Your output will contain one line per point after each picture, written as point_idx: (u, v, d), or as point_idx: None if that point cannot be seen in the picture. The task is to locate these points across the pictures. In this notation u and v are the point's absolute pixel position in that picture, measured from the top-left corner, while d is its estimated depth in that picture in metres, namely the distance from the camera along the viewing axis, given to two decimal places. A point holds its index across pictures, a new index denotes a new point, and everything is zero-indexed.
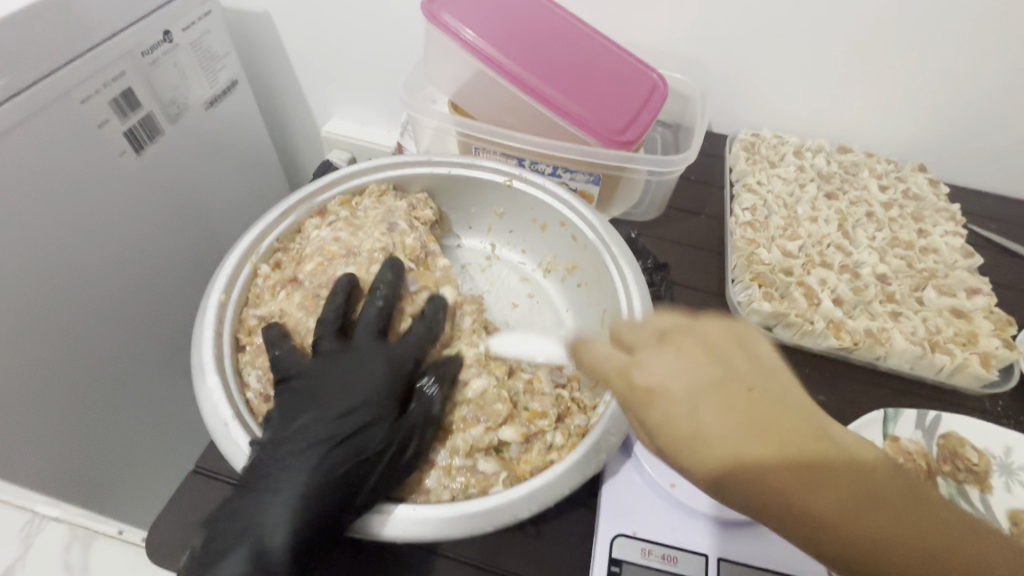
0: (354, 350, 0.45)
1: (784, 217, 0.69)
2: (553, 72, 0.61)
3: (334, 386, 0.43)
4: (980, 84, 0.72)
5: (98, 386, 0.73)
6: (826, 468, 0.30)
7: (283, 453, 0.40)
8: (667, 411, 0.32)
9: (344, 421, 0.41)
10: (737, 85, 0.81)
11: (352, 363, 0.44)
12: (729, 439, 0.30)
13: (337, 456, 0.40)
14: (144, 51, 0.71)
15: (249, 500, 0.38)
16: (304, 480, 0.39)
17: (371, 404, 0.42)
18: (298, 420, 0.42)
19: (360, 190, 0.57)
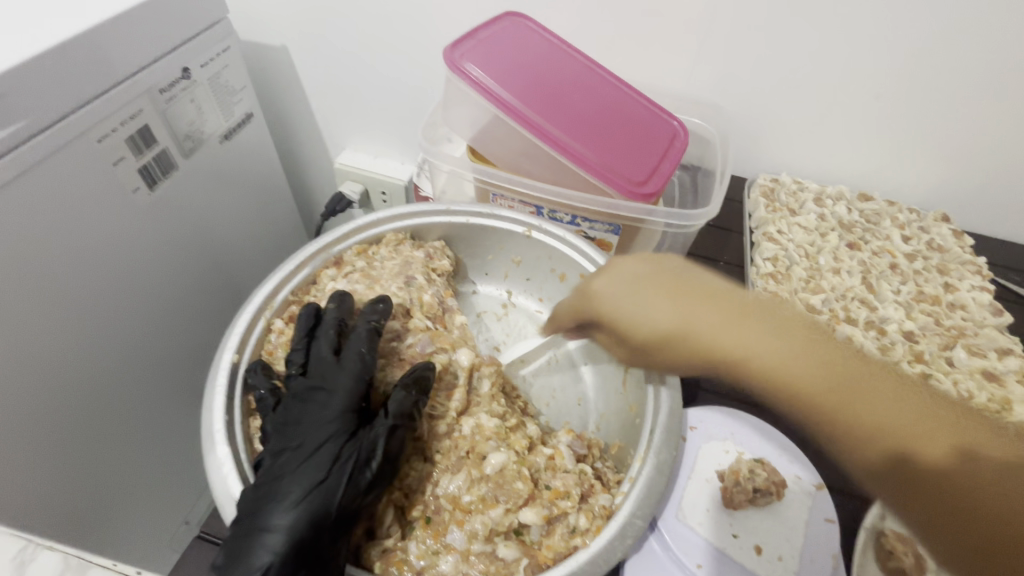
0: (317, 365, 0.43)
1: (806, 268, 0.67)
2: (573, 122, 0.60)
3: (302, 410, 0.40)
4: (1005, 137, 0.71)
5: (105, 424, 0.71)
6: (747, 322, 0.41)
7: (261, 486, 0.37)
8: (606, 311, 0.46)
9: (309, 441, 0.38)
10: (756, 131, 0.80)
11: (313, 382, 0.42)
12: (664, 316, 0.42)
13: (298, 477, 0.37)
14: (162, 88, 0.70)
15: (236, 547, 0.35)
16: (278, 512, 0.35)
17: (333, 417, 0.39)
18: (278, 454, 0.39)
19: (377, 238, 0.56)
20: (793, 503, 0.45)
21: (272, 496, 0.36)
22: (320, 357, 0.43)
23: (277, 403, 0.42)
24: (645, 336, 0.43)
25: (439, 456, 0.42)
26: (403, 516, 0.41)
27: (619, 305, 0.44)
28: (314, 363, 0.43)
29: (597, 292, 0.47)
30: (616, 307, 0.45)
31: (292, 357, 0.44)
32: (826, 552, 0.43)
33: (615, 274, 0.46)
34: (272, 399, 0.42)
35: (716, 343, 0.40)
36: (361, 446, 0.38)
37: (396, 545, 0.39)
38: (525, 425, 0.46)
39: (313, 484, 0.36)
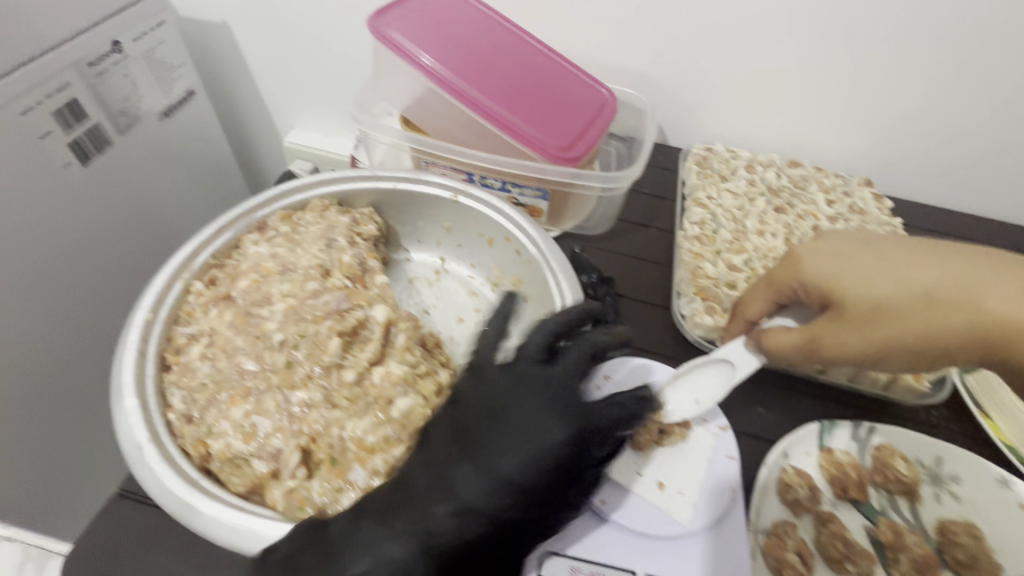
0: (542, 390, 0.41)
1: (732, 231, 0.69)
2: (499, 90, 0.61)
3: (456, 447, 0.38)
4: (916, 102, 0.75)
5: (49, 401, 0.71)
6: (960, 268, 0.44)
7: (368, 523, 0.36)
8: (830, 274, 0.47)
9: (451, 490, 0.37)
10: (688, 102, 0.82)
11: (523, 417, 0.39)
12: (917, 269, 0.45)
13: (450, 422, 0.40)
14: (90, 61, 0.69)
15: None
16: (379, 559, 0.35)
17: (494, 469, 0.37)
18: (404, 485, 0.37)
19: (302, 205, 0.57)
20: (697, 443, 0.48)
21: (387, 540, 0.35)
22: (531, 378, 0.41)
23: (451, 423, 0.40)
24: (885, 295, 0.44)
25: (345, 403, 0.41)
26: (310, 459, 0.40)
27: (844, 268, 0.47)
28: (538, 388, 0.41)
29: (804, 261, 0.49)
30: (844, 271, 0.47)
31: (511, 374, 0.42)
32: (725, 486, 0.45)
33: (817, 244, 0.51)
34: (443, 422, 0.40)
35: (957, 289, 0.43)
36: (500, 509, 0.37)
37: (299, 485, 0.38)
38: (438, 372, 0.46)
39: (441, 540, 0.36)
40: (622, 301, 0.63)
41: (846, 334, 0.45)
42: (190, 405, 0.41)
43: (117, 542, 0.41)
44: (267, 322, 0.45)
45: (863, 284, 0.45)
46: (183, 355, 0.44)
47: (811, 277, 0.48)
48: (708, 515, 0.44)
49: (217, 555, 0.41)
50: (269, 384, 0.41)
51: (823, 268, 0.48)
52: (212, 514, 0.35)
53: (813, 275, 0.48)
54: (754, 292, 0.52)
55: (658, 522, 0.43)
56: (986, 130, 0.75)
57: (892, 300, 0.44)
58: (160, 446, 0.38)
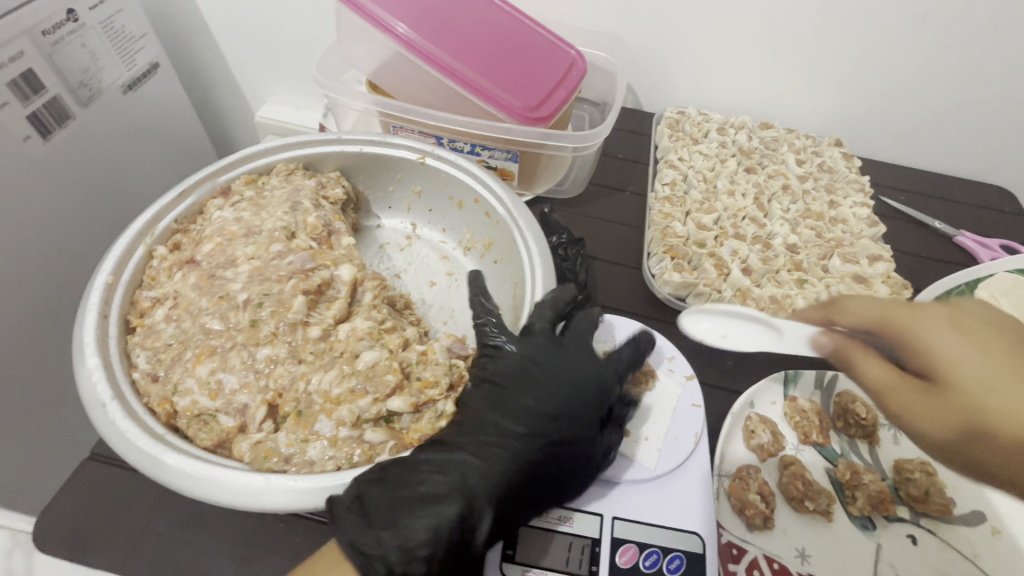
0: (562, 343, 0.48)
1: (702, 191, 0.70)
2: (465, 50, 0.61)
3: (505, 395, 0.44)
4: (884, 61, 0.75)
5: (30, 380, 0.69)
6: None
7: (436, 461, 0.39)
8: (955, 355, 0.36)
9: (513, 425, 0.42)
10: (659, 64, 0.82)
11: (557, 364, 0.46)
12: None
13: (483, 387, 0.44)
14: (45, 30, 0.66)
15: (374, 517, 0.36)
16: (457, 489, 0.38)
17: (550, 406, 0.44)
18: (465, 427, 0.42)
19: (267, 169, 0.57)
20: (662, 391, 0.49)
21: (460, 472, 0.39)
22: (546, 337, 0.48)
23: (487, 382, 0.44)
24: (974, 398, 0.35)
25: (311, 356, 0.43)
26: (276, 413, 0.41)
27: (955, 352, 0.36)
28: (555, 345, 0.48)
29: (928, 323, 0.38)
30: (954, 354, 0.36)
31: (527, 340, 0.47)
32: (689, 431, 0.47)
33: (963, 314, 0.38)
34: (480, 383, 0.45)
35: None
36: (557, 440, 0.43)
37: (265, 437, 0.40)
38: (404, 328, 0.48)
39: (511, 470, 0.40)
40: (593, 263, 0.64)
41: (909, 402, 0.39)
42: (155, 365, 0.42)
43: (89, 502, 0.41)
44: (231, 283, 0.46)
45: (954, 376, 0.36)
46: (148, 318, 0.45)
47: (926, 344, 0.37)
48: (672, 460, 0.45)
49: (189, 511, 0.41)
50: (234, 342, 0.43)
51: (935, 344, 0.37)
52: (177, 465, 0.36)
53: (923, 342, 0.38)
54: (872, 306, 0.43)
55: (622, 466, 0.45)
56: (954, 88, 0.76)
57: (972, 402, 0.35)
58: (124, 404, 0.38)
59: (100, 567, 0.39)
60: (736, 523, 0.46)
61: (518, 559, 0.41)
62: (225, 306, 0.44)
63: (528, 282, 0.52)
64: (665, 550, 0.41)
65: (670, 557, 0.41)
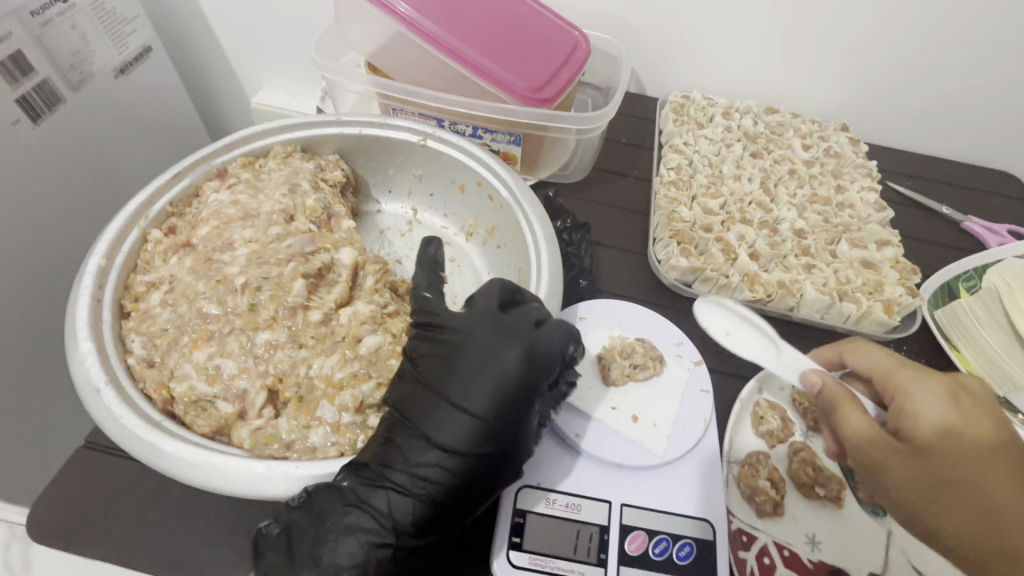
0: (495, 330, 0.40)
1: (708, 176, 0.69)
2: (467, 29, 0.59)
3: (424, 399, 0.38)
4: (894, 44, 0.73)
5: (24, 368, 0.68)
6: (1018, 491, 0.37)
7: (357, 493, 0.35)
8: (932, 413, 0.39)
9: (428, 442, 0.37)
10: (663, 45, 0.80)
11: (481, 358, 0.39)
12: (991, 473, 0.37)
13: (410, 386, 0.39)
14: (32, 10, 0.64)
15: (297, 556, 0.34)
16: (373, 522, 0.35)
17: (463, 407, 0.37)
18: (391, 441, 0.37)
19: (264, 152, 0.55)
20: (671, 376, 0.48)
21: (382, 508, 0.35)
22: (479, 320, 0.41)
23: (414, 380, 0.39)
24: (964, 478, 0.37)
25: (312, 341, 0.42)
26: (277, 399, 0.40)
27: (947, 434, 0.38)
28: (487, 331, 0.40)
29: (916, 387, 0.40)
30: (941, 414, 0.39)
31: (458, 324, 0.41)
32: (698, 417, 0.46)
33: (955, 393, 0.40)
34: (408, 381, 0.39)
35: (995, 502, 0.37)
36: (484, 453, 0.37)
37: (266, 423, 0.39)
38: (407, 313, 0.47)
39: (428, 492, 0.36)
40: (598, 249, 0.62)
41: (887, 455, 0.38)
42: (151, 350, 0.41)
43: (83, 491, 0.40)
44: (228, 267, 0.44)
45: (943, 444, 0.38)
46: (143, 302, 0.44)
47: (910, 401, 0.40)
48: (681, 446, 0.44)
49: (187, 500, 0.40)
50: (233, 327, 0.41)
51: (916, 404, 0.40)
52: (175, 452, 0.35)
53: (917, 408, 0.39)
54: (880, 357, 0.43)
55: (631, 453, 0.44)
56: (964, 72, 0.74)
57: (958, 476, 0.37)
58: (119, 390, 0.37)
59: (95, 556, 0.38)
60: (746, 510, 0.45)
61: (525, 548, 0.40)
62: (223, 289, 0.43)
63: (533, 266, 0.50)
64: (675, 537, 0.41)
65: (680, 544, 0.40)
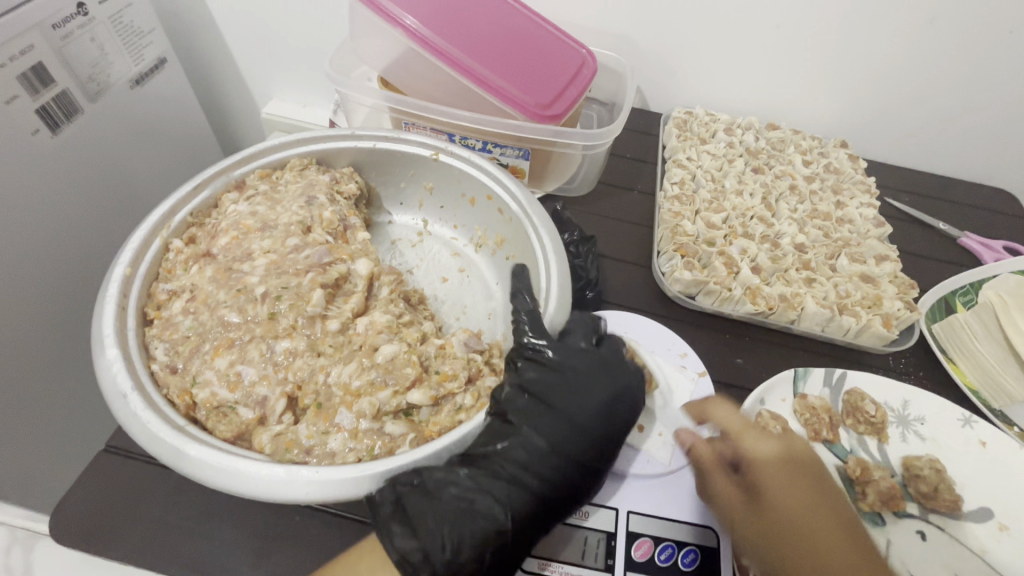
0: (605, 365, 0.46)
1: (711, 191, 0.70)
2: (478, 48, 0.61)
3: (536, 411, 0.43)
4: (891, 65, 0.76)
5: (34, 371, 0.69)
6: (828, 531, 0.39)
7: (475, 481, 0.39)
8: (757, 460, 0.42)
9: (540, 449, 0.41)
10: (667, 63, 0.82)
11: (590, 381, 0.45)
12: (808, 513, 0.40)
13: (521, 398, 0.43)
14: (55, 23, 0.65)
15: (418, 526, 0.36)
16: (495, 504, 0.38)
17: (579, 424, 0.43)
18: (502, 444, 0.41)
19: (282, 164, 0.57)
20: (676, 388, 0.50)
21: (500, 494, 0.39)
22: (589, 351, 0.46)
23: (527, 393, 0.44)
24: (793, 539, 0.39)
25: (330, 349, 0.43)
26: (296, 406, 0.42)
27: (784, 496, 0.41)
28: (598, 364, 0.46)
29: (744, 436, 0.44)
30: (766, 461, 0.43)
31: (567, 349, 0.46)
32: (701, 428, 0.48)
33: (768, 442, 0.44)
34: (519, 393, 0.44)
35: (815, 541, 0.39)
36: (597, 459, 0.42)
37: (286, 429, 0.40)
38: (421, 323, 0.48)
39: (544, 492, 0.40)
40: (603, 261, 0.64)
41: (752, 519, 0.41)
42: (173, 357, 0.42)
43: (106, 495, 0.41)
44: (248, 276, 0.46)
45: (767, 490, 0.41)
46: (165, 310, 0.45)
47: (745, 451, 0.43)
48: (686, 455, 0.46)
49: (205, 504, 0.41)
50: (252, 334, 0.43)
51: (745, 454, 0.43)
52: (198, 456, 0.36)
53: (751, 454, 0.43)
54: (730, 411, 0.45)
55: (637, 461, 0.46)
56: (958, 92, 0.76)
57: (795, 548, 0.39)
58: (144, 395, 0.38)
59: (114, 559, 0.39)
60: None
61: (534, 552, 0.41)
62: (245, 300, 0.44)
63: (542, 279, 0.52)
64: (679, 544, 0.42)
65: (684, 550, 0.42)
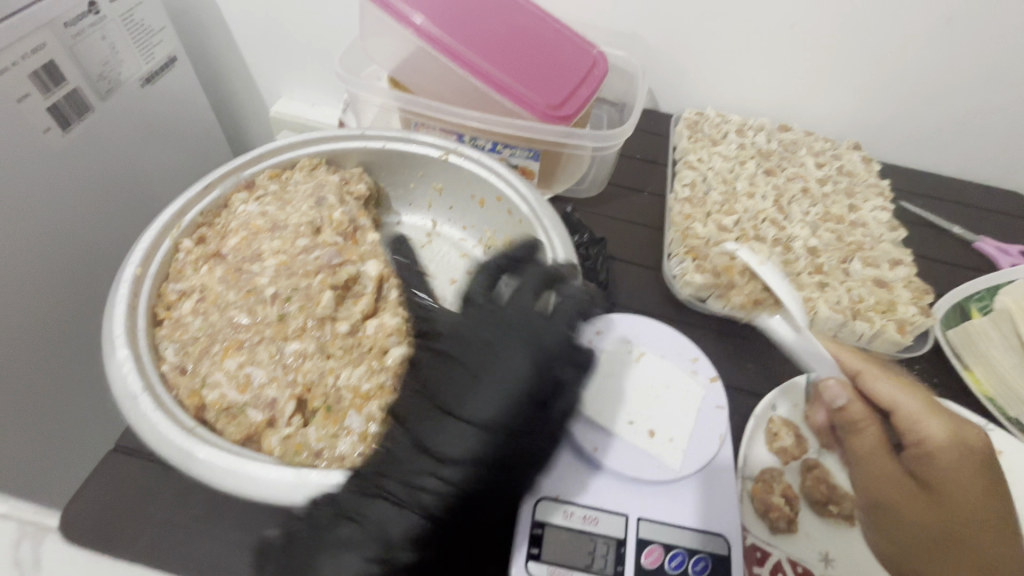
0: (490, 339, 0.45)
1: (722, 193, 0.69)
2: (488, 47, 0.60)
3: (431, 415, 0.42)
4: (907, 66, 0.75)
5: (45, 367, 0.69)
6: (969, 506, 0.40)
7: (358, 504, 0.38)
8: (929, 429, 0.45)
9: (427, 459, 0.40)
10: (678, 64, 0.81)
11: (481, 365, 0.44)
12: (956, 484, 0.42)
13: (413, 401, 0.43)
14: (66, 21, 0.66)
15: (294, 559, 0.38)
16: (371, 536, 0.38)
17: (472, 416, 0.42)
18: (399, 452, 0.41)
19: (291, 164, 0.57)
20: (686, 391, 0.47)
21: (377, 519, 0.38)
22: (488, 328, 0.46)
23: (416, 393, 0.43)
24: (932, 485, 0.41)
25: (340, 352, 0.44)
26: (305, 408, 0.42)
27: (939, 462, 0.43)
28: (485, 340, 0.45)
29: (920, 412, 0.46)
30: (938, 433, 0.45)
31: (460, 337, 0.46)
32: (714, 432, 0.45)
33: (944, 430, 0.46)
34: (410, 396, 0.43)
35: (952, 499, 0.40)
36: (496, 452, 0.41)
37: (295, 432, 0.41)
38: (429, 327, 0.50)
39: (433, 504, 0.39)
40: (613, 263, 0.63)
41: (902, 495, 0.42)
42: (183, 357, 0.42)
43: (114, 495, 0.41)
44: (259, 277, 0.46)
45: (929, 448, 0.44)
46: (175, 311, 0.45)
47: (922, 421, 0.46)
48: (698, 461, 0.44)
49: (213, 505, 0.41)
50: (263, 336, 0.43)
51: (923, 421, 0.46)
52: (209, 458, 0.36)
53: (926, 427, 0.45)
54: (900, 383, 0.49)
55: (648, 466, 0.43)
56: (975, 94, 0.75)
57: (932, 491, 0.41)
58: (154, 396, 0.39)
59: (122, 558, 0.39)
60: (759, 526, 0.45)
61: (544, 559, 0.40)
62: (257, 302, 0.45)
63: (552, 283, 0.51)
64: (690, 551, 0.41)
65: (695, 558, 0.41)
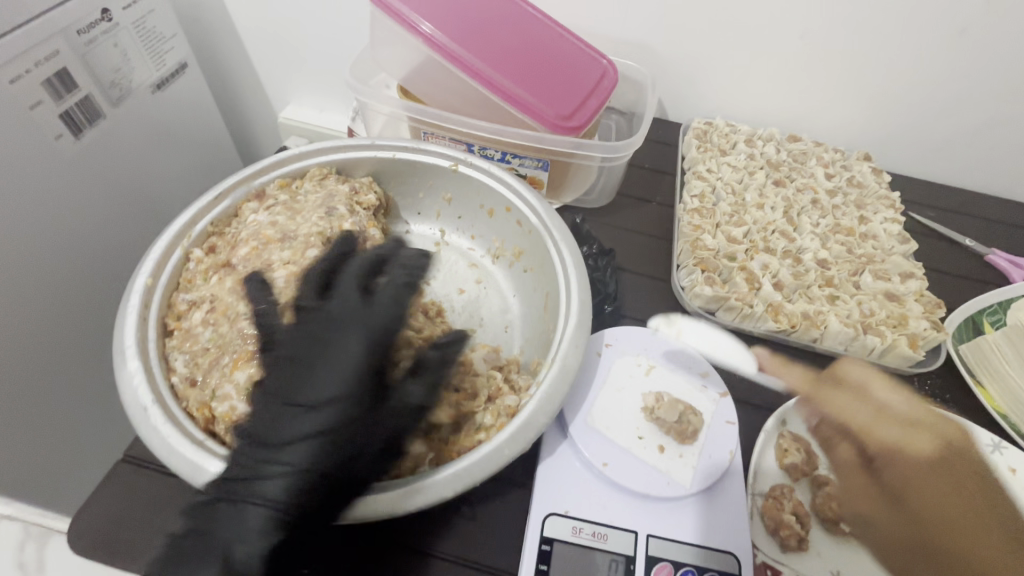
0: (321, 330, 0.42)
1: (732, 204, 0.69)
2: (498, 58, 0.60)
3: (275, 412, 0.39)
4: (919, 78, 0.74)
5: (53, 372, 0.69)
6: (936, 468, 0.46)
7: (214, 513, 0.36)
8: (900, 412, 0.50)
9: (275, 461, 0.37)
10: (688, 74, 0.81)
11: (323, 356, 0.40)
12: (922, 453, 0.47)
13: (264, 404, 0.40)
14: (79, 29, 0.66)
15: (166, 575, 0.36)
16: (223, 550, 0.35)
17: (321, 404, 0.39)
18: (259, 451, 0.38)
19: (300, 173, 0.57)
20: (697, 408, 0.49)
21: (226, 527, 0.35)
22: (327, 321, 0.42)
23: (263, 395, 0.40)
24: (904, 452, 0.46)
25: None
26: None
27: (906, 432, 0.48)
28: (318, 332, 0.42)
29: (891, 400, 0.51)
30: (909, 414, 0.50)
31: (299, 332, 0.42)
32: (723, 449, 0.46)
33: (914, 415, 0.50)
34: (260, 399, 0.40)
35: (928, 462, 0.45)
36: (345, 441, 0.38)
37: None
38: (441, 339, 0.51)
39: (285, 499, 0.36)
40: (621, 274, 0.63)
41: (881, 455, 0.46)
42: (193, 369, 0.43)
43: (121, 505, 0.41)
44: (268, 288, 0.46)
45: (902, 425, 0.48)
46: (185, 321, 0.45)
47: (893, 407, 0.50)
48: (707, 478, 0.44)
49: None
50: None
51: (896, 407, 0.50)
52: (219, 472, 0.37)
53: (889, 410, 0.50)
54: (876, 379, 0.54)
55: (658, 484, 0.44)
56: (989, 105, 0.75)
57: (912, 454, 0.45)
58: (164, 408, 0.39)
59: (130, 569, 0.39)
60: (770, 544, 0.45)
61: None
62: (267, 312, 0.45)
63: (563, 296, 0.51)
64: (699, 569, 0.41)
65: None
